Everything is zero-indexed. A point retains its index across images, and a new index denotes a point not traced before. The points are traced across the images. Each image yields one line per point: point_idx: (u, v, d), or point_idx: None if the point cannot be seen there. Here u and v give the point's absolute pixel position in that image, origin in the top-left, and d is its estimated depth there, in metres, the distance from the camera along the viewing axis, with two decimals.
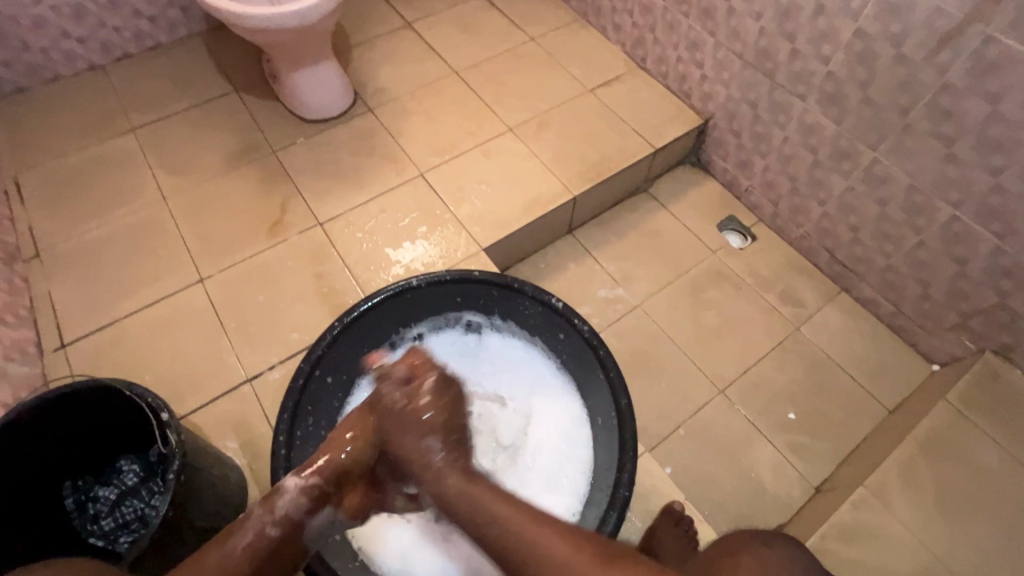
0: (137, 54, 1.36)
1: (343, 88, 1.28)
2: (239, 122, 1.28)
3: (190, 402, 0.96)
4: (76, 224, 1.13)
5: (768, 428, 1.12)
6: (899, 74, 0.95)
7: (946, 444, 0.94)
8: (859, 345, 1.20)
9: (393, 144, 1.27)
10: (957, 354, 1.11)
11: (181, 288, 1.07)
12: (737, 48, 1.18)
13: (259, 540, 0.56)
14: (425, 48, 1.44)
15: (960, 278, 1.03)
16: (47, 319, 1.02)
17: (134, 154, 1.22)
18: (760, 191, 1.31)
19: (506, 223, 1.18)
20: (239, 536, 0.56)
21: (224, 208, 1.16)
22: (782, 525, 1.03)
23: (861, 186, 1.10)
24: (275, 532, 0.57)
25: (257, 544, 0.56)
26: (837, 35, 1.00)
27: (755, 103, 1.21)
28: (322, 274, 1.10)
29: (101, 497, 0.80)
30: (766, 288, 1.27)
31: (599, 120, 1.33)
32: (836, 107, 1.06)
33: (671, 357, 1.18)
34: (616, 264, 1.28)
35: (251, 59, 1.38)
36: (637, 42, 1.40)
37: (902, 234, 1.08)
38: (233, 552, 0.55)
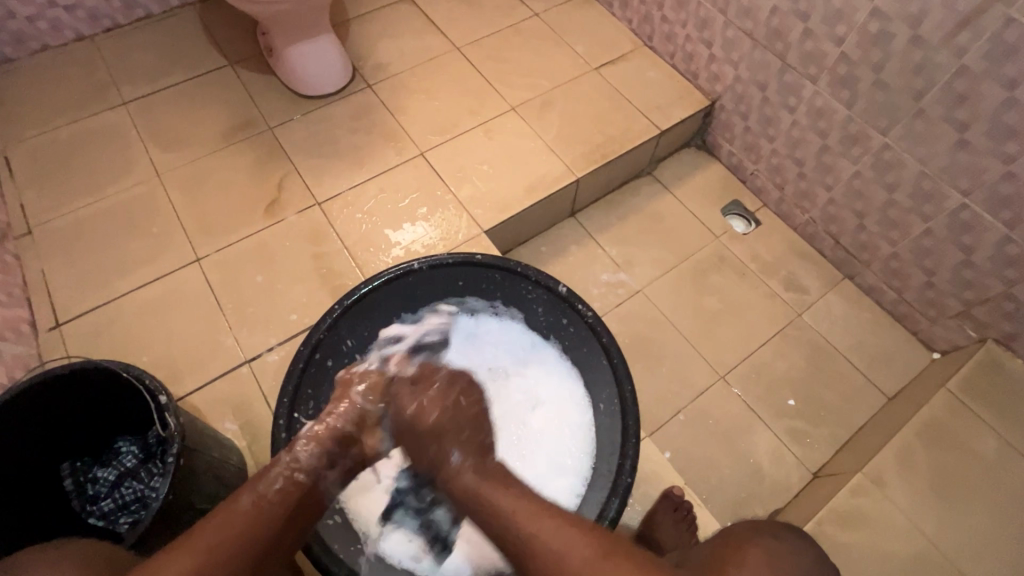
0: (127, 24, 1.32)
1: (341, 63, 1.25)
2: (234, 97, 1.24)
3: (188, 383, 0.95)
4: (68, 201, 1.10)
5: (767, 414, 1.12)
6: (914, 56, 0.92)
7: (945, 432, 0.95)
8: (860, 332, 1.20)
9: (393, 122, 1.24)
10: (958, 342, 1.11)
11: (177, 268, 1.05)
12: (747, 26, 1.15)
13: (289, 484, 0.60)
14: (426, 22, 1.39)
15: (966, 266, 1.02)
16: (41, 297, 1.01)
17: (126, 129, 1.19)
18: (765, 175, 1.29)
19: (508, 205, 1.16)
20: (266, 485, 0.59)
21: (220, 187, 1.14)
22: (779, 509, 1.04)
23: (869, 172, 1.09)
24: (304, 477, 0.61)
25: (289, 487, 0.60)
26: (852, 15, 0.97)
27: (764, 84, 1.18)
28: (321, 255, 1.08)
29: (100, 478, 0.79)
30: (769, 274, 1.26)
31: (604, 100, 1.29)
32: (847, 90, 1.04)
33: (673, 342, 1.18)
34: (618, 248, 1.27)
35: (245, 32, 1.33)
36: (645, 19, 1.36)
37: (909, 221, 1.07)
38: (266, 494, 0.58)
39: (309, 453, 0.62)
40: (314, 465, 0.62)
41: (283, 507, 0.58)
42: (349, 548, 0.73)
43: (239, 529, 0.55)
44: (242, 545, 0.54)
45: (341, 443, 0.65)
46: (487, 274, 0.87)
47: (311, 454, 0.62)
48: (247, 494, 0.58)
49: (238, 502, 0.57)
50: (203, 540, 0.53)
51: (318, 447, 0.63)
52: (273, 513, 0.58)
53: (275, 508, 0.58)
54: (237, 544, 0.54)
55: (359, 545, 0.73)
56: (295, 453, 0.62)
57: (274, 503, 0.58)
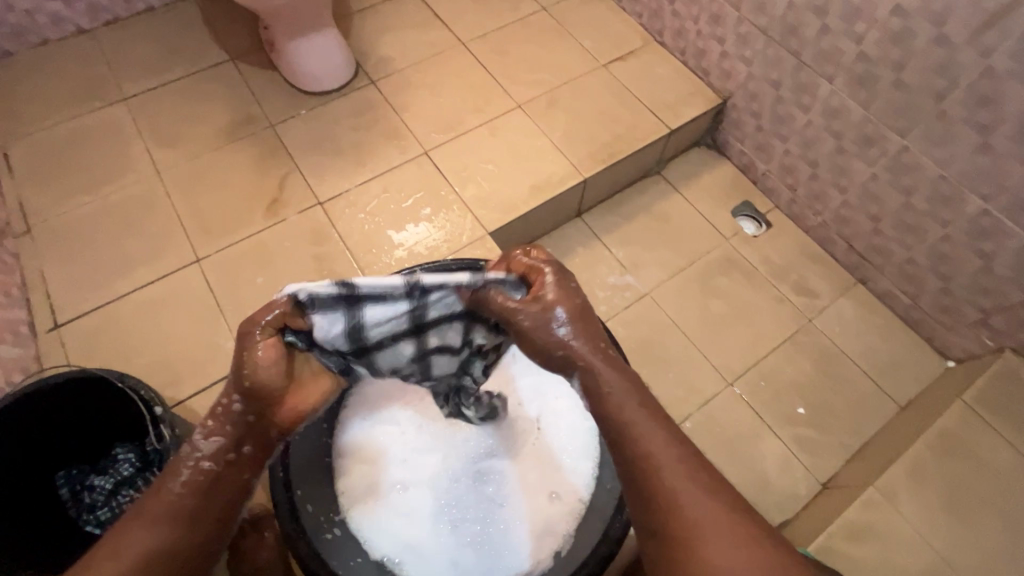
0: (127, 17, 1.29)
1: (344, 59, 1.22)
2: (235, 93, 1.22)
3: (187, 387, 0.94)
4: (65, 200, 1.08)
5: (776, 421, 1.10)
6: (936, 55, 0.89)
7: (959, 445, 0.92)
8: (872, 338, 1.17)
9: (396, 119, 1.21)
10: (973, 351, 1.08)
11: (177, 269, 1.03)
12: (762, 22, 1.11)
13: (196, 475, 0.58)
14: (430, 16, 1.36)
15: (984, 274, 0.99)
16: (40, 298, 0.99)
17: (126, 126, 1.17)
18: (777, 175, 1.26)
19: (513, 207, 1.13)
20: (172, 482, 0.58)
21: (220, 185, 1.12)
22: (787, 520, 1.02)
23: (886, 175, 1.05)
24: (212, 465, 0.59)
25: (196, 478, 0.58)
26: (872, 12, 0.93)
27: (778, 83, 1.14)
28: (323, 256, 1.06)
29: (96, 486, 0.78)
30: (780, 277, 1.23)
31: (612, 97, 1.26)
32: (865, 90, 1.00)
33: (679, 347, 1.15)
34: (626, 250, 1.24)
35: (246, 26, 1.31)
36: (655, 14, 1.32)
37: (926, 226, 1.03)
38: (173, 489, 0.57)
39: (209, 442, 0.59)
40: (219, 453, 0.59)
41: (192, 498, 0.57)
42: (351, 563, 0.71)
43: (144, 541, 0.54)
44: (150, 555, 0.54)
45: (239, 429, 0.60)
46: None
47: (216, 443, 0.59)
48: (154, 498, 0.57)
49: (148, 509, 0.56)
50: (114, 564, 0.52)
51: (219, 435, 0.59)
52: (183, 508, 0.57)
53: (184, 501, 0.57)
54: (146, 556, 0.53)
55: (360, 558, 0.72)
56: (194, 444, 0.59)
57: (183, 497, 0.57)
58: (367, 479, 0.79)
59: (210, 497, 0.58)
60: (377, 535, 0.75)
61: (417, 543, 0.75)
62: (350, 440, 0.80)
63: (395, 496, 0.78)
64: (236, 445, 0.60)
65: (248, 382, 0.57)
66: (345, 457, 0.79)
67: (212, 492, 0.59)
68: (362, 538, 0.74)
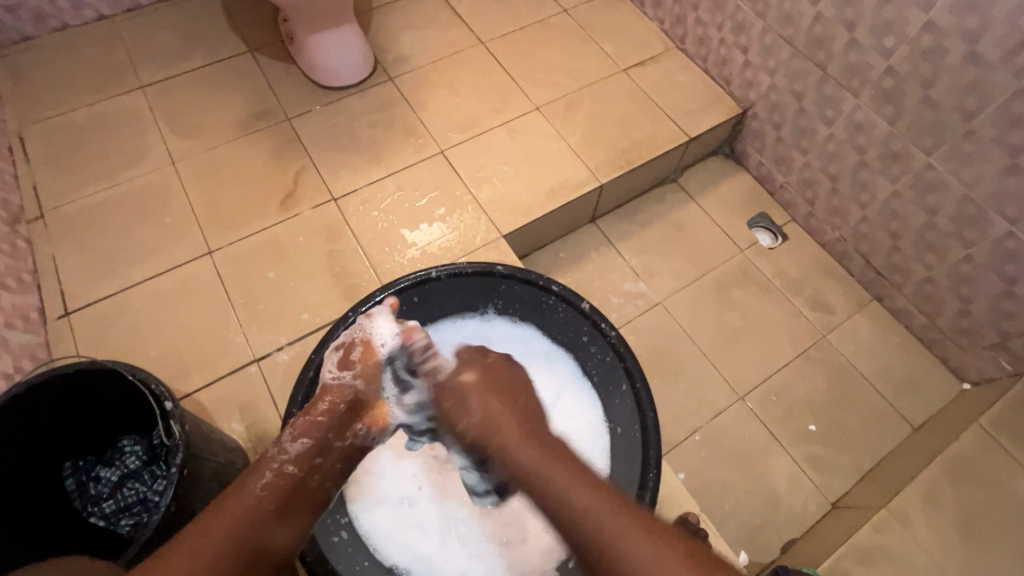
0: (148, 5, 1.29)
1: (363, 54, 1.21)
2: (252, 85, 1.21)
3: (195, 379, 0.93)
4: (79, 186, 1.08)
5: (786, 437, 1.08)
6: (968, 74, 0.87)
7: (977, 471, 0.90)
8: (887, 357, 1.15)
9: (413, 118, 1.20)
10: (991, 374, 1.07)
11: (189, 260, 1.03)
12: (787, 33, 1.09)
13: (277, 479, 0.58)
14: (450, 14, 1.35)
15: (1006, 297, 0.97)
16: (51, 285, 0.99)
17: (142, 114, 1.16)
18: (795, 188, 1.24)
19: (528, 209, 1.12)
20: (251, 486, 0.57)
21: (235, 177, 1.11)
22: (795, 539, 1.00)
23: (908, 192, 1.04)
24: (294, 469, 0.59)
25: (278, 482, 0.58)
26: (903, 27, 0.92)
27: (802, 94, 1.13)
28: (335, 253, 1.05)
29: (102, 478, 0.79)
30: (794, 291, 1.21)
31: (632, 103, 1.25)
32: (892, 106, 0.99)
33: (691, 357, 1.14)
34: (638, 257, 1.23)
35: (267, 17, 1.30)
36: (678, 21, 1.31)
37: (948, 246, 1.02)
38: (253, 492, 0.57)
39: (296, 445, 0.60)
40: (305, 457, 0.60)
41: (273, 503, 0.57)
42: (356, 567, 0.71)
43: (230, 526, 0.54)
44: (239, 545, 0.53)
45: (324, 437, 0.62)
46: (506, 286, 0.84)
47: (303, 448, 0.61)
48: (234, 497, 0.56)
49: (227, 506, 0.56)
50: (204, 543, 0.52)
51: (308, 439, 0.61)
52: (263, 511, 0.56)
53: (265, 504, 0.56)
54: (228, 547, 0.53)
55: (367, 561, 0.72)
56: (283, 445, 0.60)
57: (263, 500, 0.56)
58: (378, 486, 0.77)
59: (293, 504, 0.59)
60: (386, 542, 0.74)
61: (426, 551, 0.74)
62: None
63: (403, 503, 0.77)
64: (322, 450, 0.62)
65: (308, 419, 0.62)
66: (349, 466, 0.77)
67: (292, 499, 0.59)
68: (371, 547, 0.73)
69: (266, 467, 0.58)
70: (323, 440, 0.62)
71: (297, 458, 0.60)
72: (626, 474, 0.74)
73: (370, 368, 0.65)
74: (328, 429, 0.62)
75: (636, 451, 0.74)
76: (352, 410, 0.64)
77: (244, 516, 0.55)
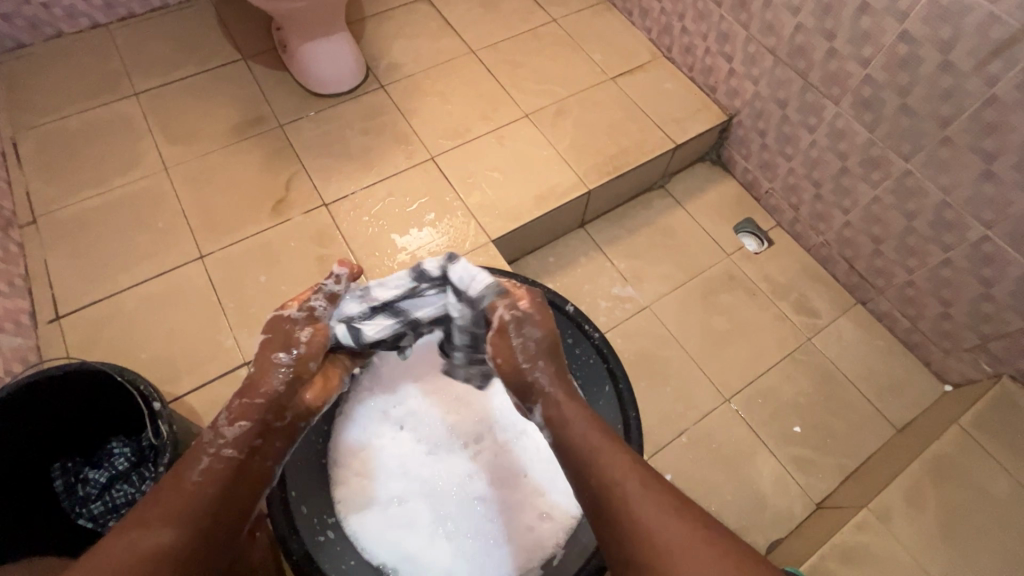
0: (143, 14, 1.31)
1: (355, 62, 1.23)
2: (245, 93, 1.23)
3: (185, 383, 0.94)
4: (71, 192, 1.09)
5: (772, 439, 1.10)
6: (943, 82, 0.89)
7: (957, 470, 0.92)
8: (871, 360, 1.17)
9: (405, 125, 1.22)
10: (972, 376, 1.09)
11: (180, 265, 1.04)
12: (770, 42, 1.12)
13: (216, 463, 0.59)
14: (442, 23, 1.38)
15: (985, 300, 0.99)
16: (42, 289, 1.00)
17: (136, 120, 1.18)
18: (780, 194, 1.27)
19: (517, 214, 1.14)
20: (190, 474, 0.58)
21: (227, 183, 1.12)
22: (781, 539, 1.01)
23: (888, 197, 1.06)
24: (234, 452, 0.61)
25: (216, 466, 0.59)
26: (880, 37, 0.94)
27: (785, 102, 1.15)
28: (326, 258, 1.06)
29: (90, 479, 0.78)
30: (780, 295, 1.23)
31: (619, 110, 1.27)
32: (871, 114, 1.01)
33: (678, 360, 1.16)
34: (627, 262, 1.25)
35: (261, 26, 1.32)
36: (664, 30, 1.34)
37: (928, 250, 1.04)
38: (191, 478, 0.57)
39: (233, 428, 0.61)
40: (243, 436, 0.62)
41: (214, 485, 0.58)
42: (343, 566, 0.70)
43: (170, 508, 0.54)
44: (183, 525, 0.53)
45: (263, 416, 0.64)
46: None
47: (240, 432, 0.62)
48: (172, 486, 0.56)
49: (164, 495, 0.55)
50: (142, 527, 0.51)
51: (246, 421, 0.62)
52: (207, 494, 0.56)
53: (205, 488, 0.57)
54: (169, 532, 0.52)
55: (353, 561, 0.72)
56: (220, 430, 0.61)
57: (203, 484, 0.57)
58: (366, 488, 0.78)
59: (234, 486, 0.59)
60: (375, 542, 0.75)
61: (415, 551, 0.75)
62: (348, 450, 0.80)
63: (392, 502, 0.78)
64: (262, 431, 0.63)
65: (247, 400, 0.63)
66: (341, 468, 0.78)
67: (233, 480, 0.59)
68: (359, 547, 0.74)
69: (204, 453, 0.59)
70: (262, 421, 0.63)
71: (236, 441, 0.61)
72: None
73: (316, 351, 0.68)
74: (265, 410, 0.64)
75: None
76: (290, 390, 0.66)
77: (182, 498, 0.55)
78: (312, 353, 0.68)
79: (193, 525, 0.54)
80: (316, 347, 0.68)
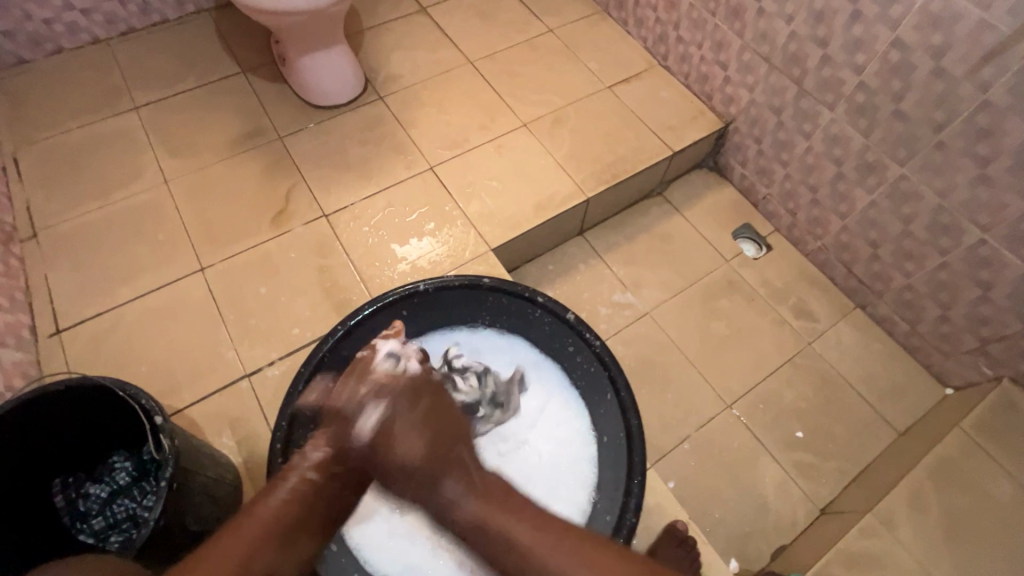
0: (142, 29, 1.32)
1: (354, 73, 1.24)
2: (245, 105, 1.24)
3: (186, 395, 0.94)
4: (72, 205, 1.09)
5: (775, 445, 1.10)
6: (936, 88, 0.90)
7: (960, 474, 0.92)
8: (871, 364, 1.17)
9: (404, 136, 1.23)
10: (972, 379, 1.09)
11: (180, 277, 1.04)
12: (764, 50, 1.13)
13: (299, 485, 0.63)
14: (439, 34, 1.39)
15: (982, 302, 1.00)
16: (43, 303, 1.00)
17: (136, 134, 1.18)
18: (777, 200, 1.27)
19: (516, 223, 1.14)
20: (275, 492, 0.62)
21: (227, 195, 1.13)
22: (784, 546, 1.01)
23: (884, 202, 1.07)
24: (314, 476, 0.64)
25: (298, 488, 0.63)
26: (872, 44, 0.96)
27: (780, 109, 1.16)
28: (326, 268, 1.07)
29: (92, 494, 0.79)
30: (779, 299, 1.24)
31: (617, 118, 1.28)
32: (865, 119, 1.02)
33: (679, 366, 1.16)
34: (626, 269, 1.25)
35: (260, 39, 1.33)
36: (660, 39, 1.35)
37: (925, 254, 1.05)
38: (273, 501, 0.61)
39: (315, 454, 0.65)
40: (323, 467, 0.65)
41: (293, 508, 0.62)
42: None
43: (255, 531, 0.59)
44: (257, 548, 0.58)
45: (341, 448, 0.66)
46: (492, 298, 0.87)
47: (321, 456, 0.65)
48: (261, 505, 0.61)
49: (253, 513, 0.60)
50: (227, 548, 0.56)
51: (324, 449, 0.66)
52: (282, 523, 0.60)
53: (288, 509, 0.61)
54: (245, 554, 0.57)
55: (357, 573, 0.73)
56: (306, 455, 0.65)
57: (285, 505, 0.61)
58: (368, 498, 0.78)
59: (308, 510, 0.63)
60: (377, 553, 0.75)
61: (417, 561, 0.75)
62: None
63: (393, 511, 0.78)
64: (339, 460, 0.66)
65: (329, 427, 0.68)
66: None
67: (308, 507, 0.63)
68: (361, 559, 0.74)
69: (289, 476, 0.64)
70: (340, 450, 0.66)
71: (317, 466, 0.65)
72: (612, 482, 0.76)
73: (382, 389, 0.69)
74: (342, 441, 0.66)
75: (621, 459, 0.76)
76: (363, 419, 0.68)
77: (265, 523, 0.59)
78: (372, 392, 0.69)
79: (266, 553, 0.58)
80: (379, 386, 0.69)
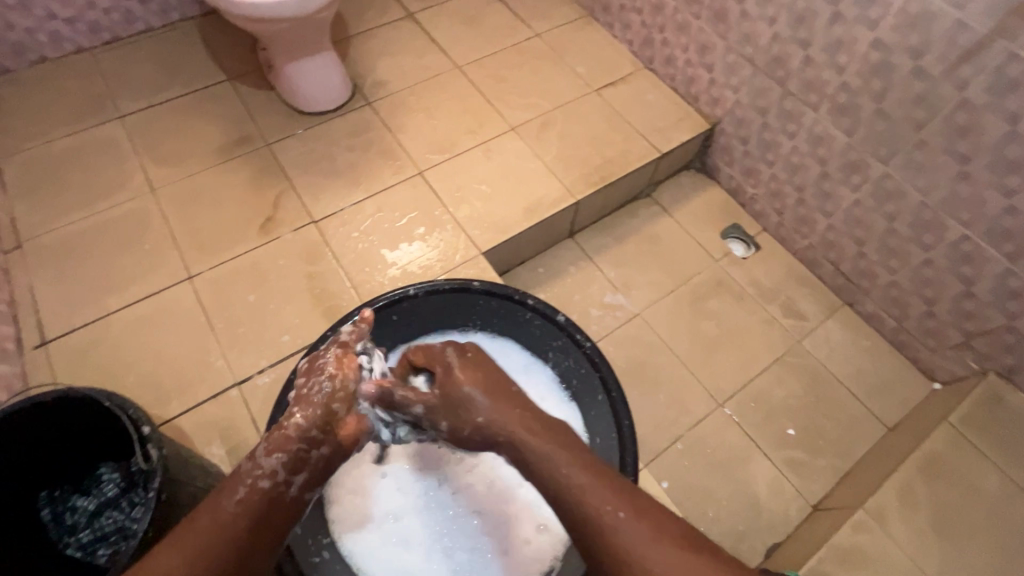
0: (127, 37, 1.31)
1: (341, 80, 1.24)
2: (231, 113, 1.23)
3: (175, 405, 0.93)
4: (56, 216, 1.08)
5: (767, 443, 1.10)
6: (915, 87, 0.92)
7: (949, 468, 0.93)
8: (860, 361, 1.18)
9: (392, 141, 1.23)
10: (958, 373, 1.10)
11: (167, 286, 1.03)
12: (748, 52, 1.15)
13: (252, 494, 0.58)
14: (426, 39, 1.39)
15: (966, 297, 1.01)
16: (28, 314, 0.99)
17: (122, 142, 1.18)
18: (764, 199, 1.29)
19: (506, 227, 1.14)
20: (228, 499, 0.57)
21: (215, 202, 1.12)
22: (777, 543, 1.02)
23: (869, 200, 1.08)
24: (268, 482, 0.59)
25: (252, 497, 0.58)
26: (853, 44, 0.97)
27: (765, 110, 1.18)
28: (316, 274, 1.06)
29: (79, 507, 0.79)
30: (768, 298, 1.25)
31: (604, 121, 1.29)
32: (848, 119, 1.04)
33: (670, 366, 1.16)
34: (616, 270, 1.26)
35: (246, 47, 1.33)
36: (646, 43, 1.36)
37: (909, 250, 1.06)
38: (227, 507, 0.57)
39: (270, 459, 0.59)
40: (280, 472, 0.60)
41: (247, 519, 0.57)
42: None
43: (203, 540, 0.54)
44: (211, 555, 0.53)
45: (297, 453, 0.61)
46: (483, 302, 0.87)
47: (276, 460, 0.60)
48: (206, 513, 0.56)
49: (198, 521, 0.56)
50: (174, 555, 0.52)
51: (281, 453, 0.60)
52: (239, 530, 0.56)
53: (238, 521, 0.56)
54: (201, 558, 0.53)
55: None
56: (256, 458, 0.59)
57: (238, 516, 0.56)
58: (362, 506, 0.78)
59: (266, 517, 0.58)
60: (372, 561, 0.74)
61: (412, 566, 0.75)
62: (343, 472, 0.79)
63: (388, 519, 0.78)
64: (297, 464, 0.61)
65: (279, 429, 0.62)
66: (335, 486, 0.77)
67: (263, 513, 0.58)
68: (355, 566, 0.74)
69: (240, 481, 0.58)
70: (298, 455, 0.61)
71: (271, 471, 0.59)
72: None
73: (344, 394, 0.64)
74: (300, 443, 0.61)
75: (613, 458, 0.75)
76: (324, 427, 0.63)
77: (215, 532, 0.55)
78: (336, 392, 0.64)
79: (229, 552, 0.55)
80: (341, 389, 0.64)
